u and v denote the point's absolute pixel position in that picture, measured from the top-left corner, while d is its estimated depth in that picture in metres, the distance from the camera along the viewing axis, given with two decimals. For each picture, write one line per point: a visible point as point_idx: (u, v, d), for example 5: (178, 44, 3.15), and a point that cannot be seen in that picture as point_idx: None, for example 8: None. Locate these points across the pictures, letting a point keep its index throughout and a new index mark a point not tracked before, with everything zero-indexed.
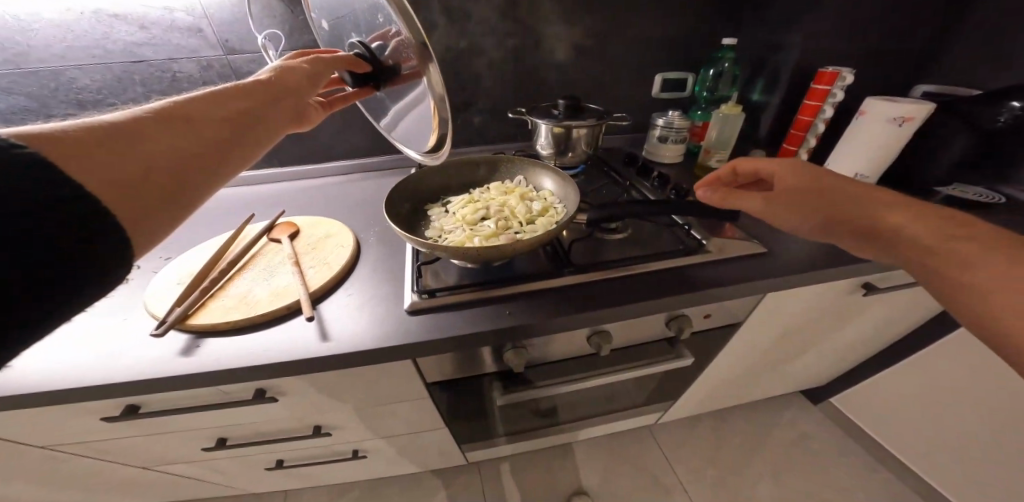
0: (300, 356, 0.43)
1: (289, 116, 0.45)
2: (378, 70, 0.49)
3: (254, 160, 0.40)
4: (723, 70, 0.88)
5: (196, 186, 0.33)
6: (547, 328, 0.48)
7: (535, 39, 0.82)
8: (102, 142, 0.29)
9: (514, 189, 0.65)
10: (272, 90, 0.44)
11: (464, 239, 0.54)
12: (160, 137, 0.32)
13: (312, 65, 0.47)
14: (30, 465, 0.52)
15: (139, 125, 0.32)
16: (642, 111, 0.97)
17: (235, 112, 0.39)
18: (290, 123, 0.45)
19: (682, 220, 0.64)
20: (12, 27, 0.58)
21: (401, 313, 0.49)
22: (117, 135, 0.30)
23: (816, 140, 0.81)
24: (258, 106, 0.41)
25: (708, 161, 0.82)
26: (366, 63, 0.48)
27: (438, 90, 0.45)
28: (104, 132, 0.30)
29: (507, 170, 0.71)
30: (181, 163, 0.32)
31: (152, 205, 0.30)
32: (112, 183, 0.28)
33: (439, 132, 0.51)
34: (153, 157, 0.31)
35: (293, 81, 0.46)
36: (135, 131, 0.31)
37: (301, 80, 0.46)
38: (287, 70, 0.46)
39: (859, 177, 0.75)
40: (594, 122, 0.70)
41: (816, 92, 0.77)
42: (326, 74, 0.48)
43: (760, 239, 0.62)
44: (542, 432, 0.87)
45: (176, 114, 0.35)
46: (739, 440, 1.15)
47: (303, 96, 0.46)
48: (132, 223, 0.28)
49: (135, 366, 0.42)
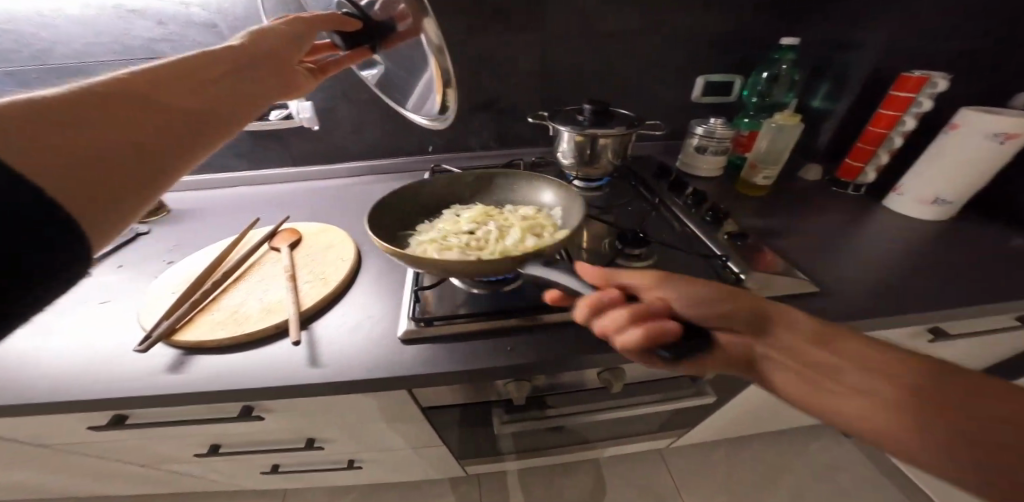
0: (284, 383, 0.40)
1: (271, 84, 0.44)
2: (369, 28, 0.48)
3: (239, 128, 0.39)
4: (781, 72, 0.78)
5: (185, 153, 0.32)
6: (554, 369, 0.43)
7: (564, 36, 0.75)
8: (75, 117, 0.27)
9: (539, 218, 0.58)
10: (253, 55, 0.43)
11: (427, 238, 0.53)
12: (139, 111, 0.30)
13: (292, 27, 0.46)
14: (37, 457, 0.54)
15: (115, 97, 0.30)
16: (679, 116, 0.87)
17: (217, 78, 0.38)
18: (274, 91, 0.44)
19: (720, 249, 0.55)
20: (37, 23, 0.62)
21: (395, 339, 0.45)
22: (103, 102, 0.29)
23: (890, 154, 0.70)
24: (240, 73, 0.40)
25: (753, 176, 0.73)
26: (356, 20, 0.47)
27: (436, 39, 0.46)
28: (78, 104, 0.28)
29: (547, 191, 0.63)
30: (166, 129, 0.31)
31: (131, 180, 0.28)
32: (89, 159, 0.26)
33: (443, 83, 0.52)
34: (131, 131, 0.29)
35: (273, 47, 0.45)
36: (112, 97, 0.30)
37: (284, 49, 0.45)
38: (267, 32, 0.45)
39: (939, 202, 0.63)
40: (624, 131, 0.63)
41: (896, 100, 0.65)
42: (308, 35, 0.47)
43: (812, 274, 0.53)
44: (557, 448, 0.78)
45: (154, 83, 0.33)
46: (768, 475, 1.05)
47: (286, 63, 0.46)
48: (120, 189, 0.27)
49: (113, 381, 0.40)
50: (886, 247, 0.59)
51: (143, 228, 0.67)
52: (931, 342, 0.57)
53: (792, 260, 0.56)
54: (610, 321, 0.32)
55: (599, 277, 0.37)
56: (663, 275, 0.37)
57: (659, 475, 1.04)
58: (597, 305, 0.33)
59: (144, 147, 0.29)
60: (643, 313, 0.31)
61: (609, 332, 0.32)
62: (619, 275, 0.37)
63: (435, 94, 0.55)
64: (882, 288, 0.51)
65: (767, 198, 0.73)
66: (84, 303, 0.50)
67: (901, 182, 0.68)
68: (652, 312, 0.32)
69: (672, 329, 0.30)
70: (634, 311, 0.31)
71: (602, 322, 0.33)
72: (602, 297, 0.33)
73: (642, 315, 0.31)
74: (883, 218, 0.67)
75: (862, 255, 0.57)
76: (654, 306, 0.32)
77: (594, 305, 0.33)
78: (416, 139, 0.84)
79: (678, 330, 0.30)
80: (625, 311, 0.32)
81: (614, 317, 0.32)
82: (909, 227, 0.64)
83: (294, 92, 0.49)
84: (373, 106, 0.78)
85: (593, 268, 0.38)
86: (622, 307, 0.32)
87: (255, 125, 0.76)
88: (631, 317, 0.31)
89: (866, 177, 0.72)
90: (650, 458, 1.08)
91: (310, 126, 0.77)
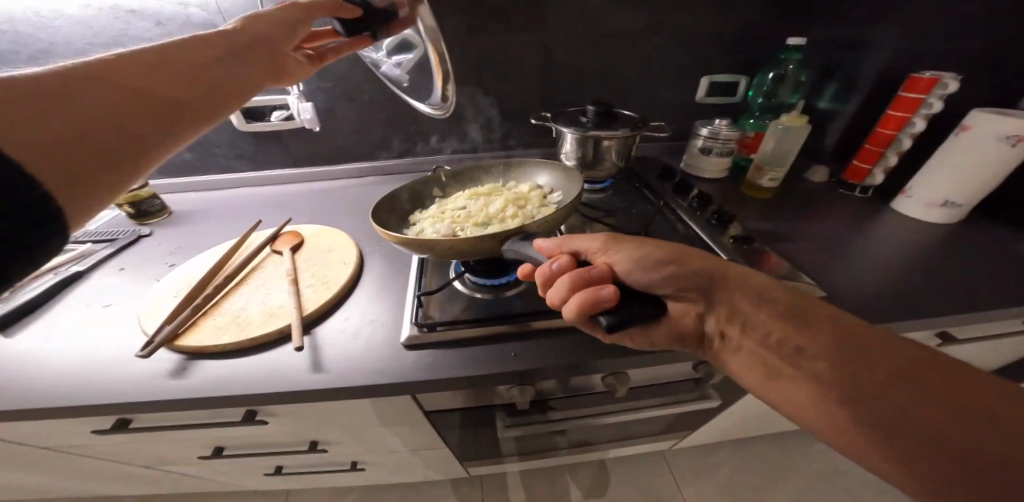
0: (287, 389, 0.39)
1: (266, 71, 0.45)
2: (369, 15, 0.46)
3: (224, 116, 0.40)
4: (787, 72, 0.77)
5: (166, 143, 0.34)
6: (557, 375, 0.42)
7: (566, 37, 0.74)
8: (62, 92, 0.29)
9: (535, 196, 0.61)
10: (246, 40, 0.43)
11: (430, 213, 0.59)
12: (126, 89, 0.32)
13: (290, 13, 0.47)
14: (42, 458, 0.54)
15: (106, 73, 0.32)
16: (683, 117, 0.86)
17: (208, 64, 0.39)
18: (268, 77, 0.45)
19: (726, 254, 0.54)
20: (37, 24, 0.62)
21: (397, 345, 0.44)
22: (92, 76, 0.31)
23: (898, 156, 0.69)
24: (232, 60, 0.41)
25: (759, 178, 0.72)
26: (355, 8, 0.46)
27: (432, 25, 0.46)
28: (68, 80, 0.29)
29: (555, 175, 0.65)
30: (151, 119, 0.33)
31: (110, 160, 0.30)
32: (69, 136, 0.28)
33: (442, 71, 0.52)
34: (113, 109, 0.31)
35: (269, 32, 0.45)
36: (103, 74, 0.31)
37: (280, 34, 0.46)
38: (265, 17, 0.46)
39: (949, 205, 0.63)
40: (627, 133, 0.63)
41: (904, 101, 0.64)
42: (305, 22, 0.48)
43: (819, 278, 0.52)
44: (563, 449, 0.77)
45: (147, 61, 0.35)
46: (772, 477, 1.04)
47: (280, 48, 0.46)
48: (97, 179, 0.29)
49: (115, 386, 0.40)
50: (893, 251, 0.58)
51: (146, 230, 0.67)
52: (939, 347, 0.57)
53: (798, 264, 0.56)
54: (555, 292, 0.34)
55: (557, 246, 0.40)
56: (613, 240, 0.38)
57: (662, 476, 1.04)
58: (548, 276, 0.36)
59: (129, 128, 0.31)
60: (581, 280, 0.33)
61: (556, 303, 0.34)
62: (572, 243, 0.39)
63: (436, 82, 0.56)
64: (890, 292, 0.50)
65: (772, 200, 0.72)
66: (86, 306, 0.51)
67: (910, 184, 0.67)
68: (592, 276, 0.34)
69: (607, 295, 0.31)
70: (574, 276, 0.33)
71: (550, 293, 0.35)
72: (552, 265, 0.36)
73: (581, 279, 0.33)
74: (890, 220, 0.67)
75: (869, 259, 0.56)
76: (593, 270, 0.34)
77: (546, 275, 0.36)
78: (418, 141, 0.83)
79: (614, 295, 0.31)
80: (567, 277, 0.33)
81: (557, 287, 0.34)
82: (916, 230, 0.64)
83: (290, 79, 0.49)
84: (375, 107, 0.77)
85: (550, 241, 0.40)
86: (564, 276, 0.34)
87: (257, 126, 0.76)
88: (569, 282, 0.33)
89: (873, 179, 0.72)
90: (653, 459, 1.07)
91: (312, 127, 0.76)
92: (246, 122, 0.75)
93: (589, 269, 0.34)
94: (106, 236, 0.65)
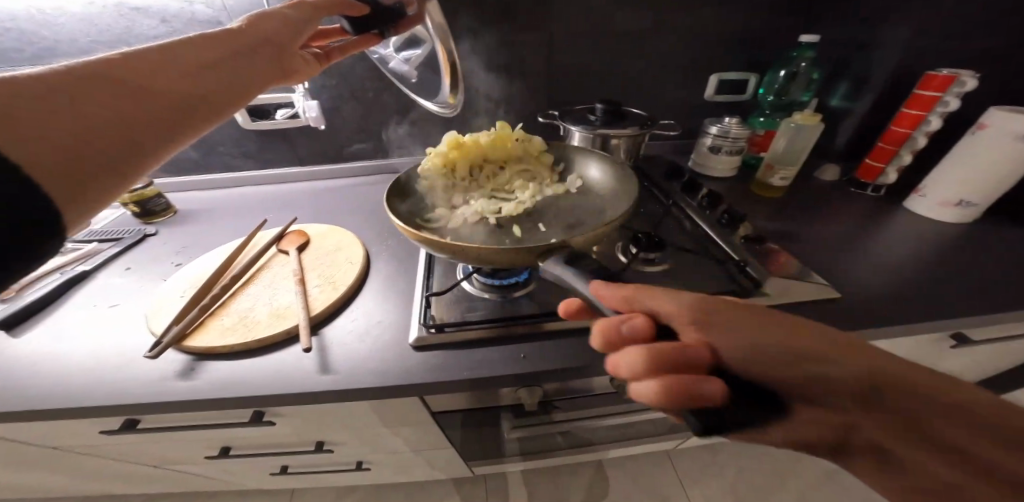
0: (295, 391, 0.39)
1: (269, 71, 0.44)
2: (376, 13, 0.46)
3: (227, 116, 0.40)
4: (798, 70, 0.75)
5: (165, 144, 0.33)
6: (567, 377, 0.42)
7: (575, 35, 0.73)
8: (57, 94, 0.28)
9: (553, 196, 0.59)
10: (251, 39, 0.42)
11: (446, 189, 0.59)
12: (122, 90, 0.31)
13: (298, 12, 0.46)
14: (49, 458, 0.54)
15: (99, 74, 0.30)
16: (692, 115, 0.85)
17: (209, 62, 0.38)
18: (271, 76, 0.44)
19: (738, 253, 0.53)
20: (41, 22, 0.62)
21: (405, 346, 0.44)
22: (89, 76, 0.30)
23: (912, 155, 0.68)
24: (234, 59, 0.40)
25: (769, 177, 0.71)
26: (362, 6, 0.45)
27: (440, 20, 0.46)
28: (64, 81, 0.29)
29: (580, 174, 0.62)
30: (150, 119, 0.32)
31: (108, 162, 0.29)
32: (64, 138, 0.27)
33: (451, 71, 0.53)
34: (110, 112, 0.30)
35: (275, 31, 0.45)
36: (98, 73, 0.30)
37: (285, 34, 0.45)
38: (273, 16, 0.45)
39: (964, 204, 0.62)
40: (636, 132, 0.62)
41: (920, 99, 0.63)
42: (313, 21, 0.47)
43: (832, 279, 0.51)
44: (563, 450, 0.76)
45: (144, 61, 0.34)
46: (778, 476, 1.04)
47: (285, 48, 0.46)
48: (97, 179, 0.29)
49: (124, 387, 0.40)
50: (908, 251, 0.58)
51: (151, 229, 0.67)
52: (953, 348, 0.56)
53: (811, 264, 0.55)
54: (621, 360, 0.22)
55: (624, 303, 0.27)
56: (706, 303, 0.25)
57: (667, 476, 1.04)
58: (613, 337, 0.24)
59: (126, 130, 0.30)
60: (669, 365, 0.21)
61: (617, 371, 0.22)
62: (640, 298, 0.26)
63: (445, 83, 0.57)
64: (906, 293, 0.49)
65: (782, 199, 0.72)
66: (92, 306, 0.50)
67: (923, 183, 0.66)
68: (683, 360, 0.21)
69: (710, 394, 0.20)
70: (657, 354, 0.21)
71: (609, 362, 0.22)
72: (621, 325, 0.24)
73: (665, 364, 0.21)
74: (903, 220, 0.66)
75: (883, 259, 0.56)
76: (688, 350, 0.21)
77: (607, 332, 0.24)
78: (423, 139, 0.83)
79: (720, 392, 0.20)
80: (642, 351, 0.21)
81: (625, 360, 0.22)
82: (930, 230, 0.63)
83: (293, 76, 0.49)
84: (381, 105, 0.77)
85: (611, 290, 0.29)
86: (642, 346, 0.21)
87: (262, 125, 0.75)
88: (652, 364, 0.20)
89: (886, 178, 0.71)
90: (658, 459, 1.07)
91: (317, 126, 0.76)
92: (252, 121, 0.75)
93: (676, 345, 0.21)
94: (111, 235, 0.64)
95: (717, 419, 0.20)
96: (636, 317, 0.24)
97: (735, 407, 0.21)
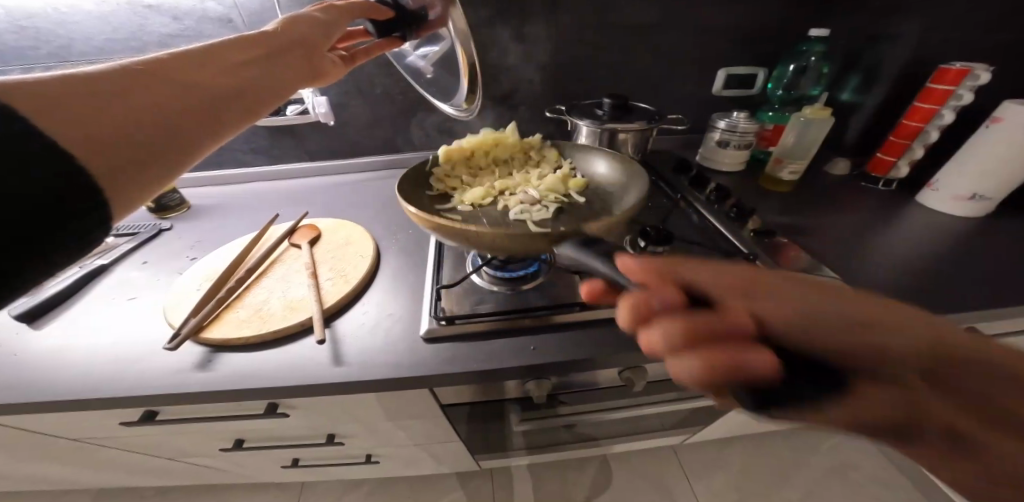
0: (311, 381, 0.40)
1: (299, 72, 0.44)
2: (400, 16, 0.47)
3: (255, 117, 0.40)
4: (808, 65, 0.76)
5: (199, 146, 0.34)
6: (575, 369, 0.42)
7: (584, 30, 0.73)
8: (100, 94, 0.29)
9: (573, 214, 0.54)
10: (281, 42, 0.43)
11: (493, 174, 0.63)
12: (159, 91, 0.32)
13: (326, 15, 0.46)
14: (69, 450, 0.55)
15: (138, 76, 0.31)
16: (700, 110, 0.85)
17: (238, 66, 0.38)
18: (300, 77, 0.45)
19: (747, 248, 0.53)
20: (56, 21, 0.63)
21: (417, 338, 0.44)
22: (129, 77, 0.31)
23: (925, 148, 0.67)
24: (265, 62, 0.41)
25: (777, 171, 0.71)
26: (388, 10, 0.46)
27: (461, 24, 0.46)
28: (107, 81, 0.29)
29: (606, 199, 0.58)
30: (184, 123, 0.33)
31: (145, 162, 0.30)
32: (106, 136, 0.28)
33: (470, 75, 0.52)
34: (148, 112, 0.30)
35: (304, 35, 0.45)
36: (140, 75, 0.31)
37: (315, 36, 0.46)
38: (300, 19, 0.45)
39: (976, 198, 0.61)
40: (645, 126, 0.63)
41: (932, 93, 0.63)
42: (341, 23, 0.46)
43: (843, 274, 0.51)
44: (566, 445, 0.76)
45: (181, 64, 0.35)
46: (782, 470, 1.04)
47: (313, 49, 0.46)
48: (134, 180, 0.29)
49: (143, 379, 0.40)
50: (920, 245, 0.57)
51: (165, 225, 0.67)
52: None
53: (821, 258, 0.55)
54: (657, 335, 0.18)
55: (649, 273, 0.22)
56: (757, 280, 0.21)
57: (672, 470, 1.04)
58: (643, 311, 0.19)
59: (162, 131, 0.31)
60: (710, 339, 0.18)
61: (654, 349, 0.18)
62: (679, 272, 0.21)
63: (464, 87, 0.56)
64: (918, 288, 0.49)
65: (790, 193, 0.71)
66: (109, 299, 0.51)
67: (934, 177, 0.66)
68: (726, 332, 0.18)
69: (759, 369, 0.17)
70: (694, 323, 0.18)
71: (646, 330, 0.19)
72: (653, 299, 0.19)
73: (704, 335, 0.18)
74: (914, 214, 0.65)
75: (895, 253, 0.55)
76: (732, 322, 0.18)
77: (636, 307, 0.19)
78: (430, 135, 0.83)
79: (771, 365, 0.17)
80: (688, 325, 0.18)
81: (664, 330, 0.18)
82: (941, 224, 0.62)
83: (322, 80, 0.48)
84: (389, 101, 0.77)
85: (640, 261, 0.23)
86: (680, 318, 0.18)
87: (272, 121, 0.76)
88: (689, 335, 0.18)
89: (898, 172, 0.70)
90: (663, 453, 1.07)
91: (326, 121, 0.77)
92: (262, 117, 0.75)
93: (716, 315, 0.18)
94: (126, 231, 0.65)
95: (777, 396, 0.17)
96: (669, 288, 0.20)
97: (795, 389, 0.17)
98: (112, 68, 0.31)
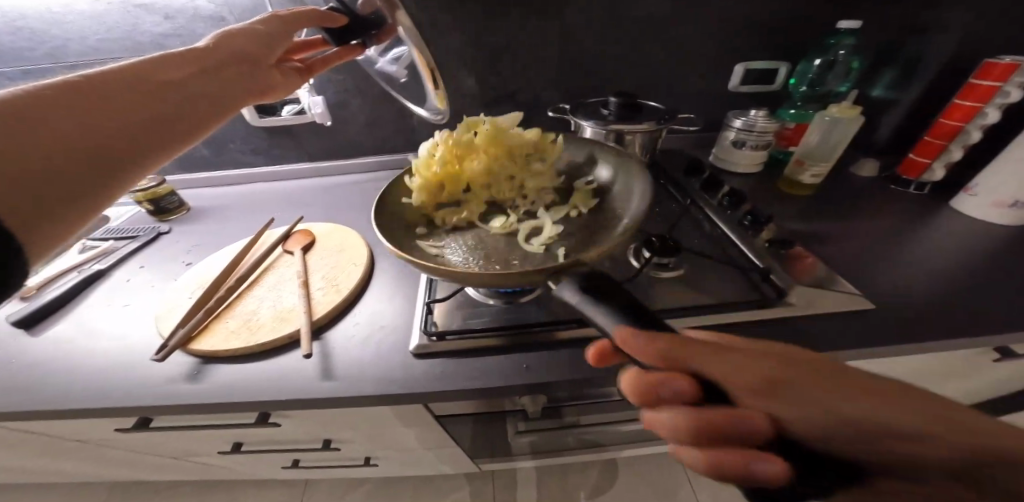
0: (297, 395, 0.39)
1: (240, 86, 0.45)
2: (355, 24, 0.46)
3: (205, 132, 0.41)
4: (837, 58, 0.70)
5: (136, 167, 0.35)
6: (568, 388, 0.40)
7: (590, 23, 0.69)
8: (37, 116, 0.29)
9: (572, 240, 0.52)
10: (223, 57, 0.44)
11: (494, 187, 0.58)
12: (99, 113, 0.33)
13: (268, 27, 0.47)
14: (75, 450, 0.56)
15: (76, 96, 0.32)
16: (715, 107, 0.80)
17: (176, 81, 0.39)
18: (242, 92, 0.46)
19: (762, 261, 0.49)
20: (49, 20, 0.62)
21: (406, 353, 0.43)
22: (68, 97, 0.31)
23: (963, 150, 0.62)
24: (205, 76, 0.42)
25: (797, 173, 0.67)
26: (342, 16, 0.45)
27: (411, 29, 0.43)
28: (41, 101, 0.30)
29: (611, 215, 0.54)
30: (126, 138, 0.34)
31: (89, 185, 0.31)
32: (49, 162, 0.29)
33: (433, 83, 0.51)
34: (89, 135, 0.31)
35: (243, 47, 0.45)
36: (78, 96, 0.32)
37: (261, 50, 0.47)
38: (243, 32, 0.46)
39: (1020, 205, 0.55)
40: (653, 127, 0.59)
41: (974, 90, 0.57)
42: (285, 36, 0.48)
43: (865, 287, 0.47)
44: (566, 453, 0.74)
45: (123, 82, 0.35)
46: None
47: (263, 63, 0.48)
48: (70, 203, 0.30)
49: (129, 392, 0.40)
50: (952, 255, 0.52)
51: (165, 227, 0.68)
52: (996, 361, 0.51)
53: (839, 270, 0.51)
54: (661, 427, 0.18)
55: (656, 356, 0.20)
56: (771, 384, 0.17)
57: (675, 476, 1.01)
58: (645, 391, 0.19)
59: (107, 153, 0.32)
60: (712, 436, 0.16)
61: (656, 429, 0.18)
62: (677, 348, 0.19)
63: (430, 94, 0.55)
64: (945, 304, 0.45)
65: (809, 197, 0.67)
66: (105, 305, 0.51)
67: (973, 180, 0.60)
68: (730, 431, 0.16)
69: (765, 479, 0.15)
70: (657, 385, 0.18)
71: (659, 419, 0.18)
72: (660, 387, 0.18)
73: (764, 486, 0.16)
74: (946, 220, 0.60)
75: (923, 264, 0.51)
76: (738, 424, 0.16)
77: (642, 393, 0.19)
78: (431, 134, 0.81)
79: (780, 477, 0.15)
80: (683, 419, 0.17)
81: (667, 424, 0.17)
82: (976, 232, 0.57)
83: (268, 93, 0.50)
84: (386, 99, 0.75)
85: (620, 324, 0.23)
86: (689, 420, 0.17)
87: (269, 121, 0.75)
88: (693, 436, 0.17)
89: (932, 174, 0.65)
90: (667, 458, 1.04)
91: (323, 121, 0.76)
92: (258, 117, 0.75)
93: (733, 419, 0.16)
94: (126, 234, 0.65)
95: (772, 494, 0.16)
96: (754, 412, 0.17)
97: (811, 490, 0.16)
98: (46, 86, 0.31)
